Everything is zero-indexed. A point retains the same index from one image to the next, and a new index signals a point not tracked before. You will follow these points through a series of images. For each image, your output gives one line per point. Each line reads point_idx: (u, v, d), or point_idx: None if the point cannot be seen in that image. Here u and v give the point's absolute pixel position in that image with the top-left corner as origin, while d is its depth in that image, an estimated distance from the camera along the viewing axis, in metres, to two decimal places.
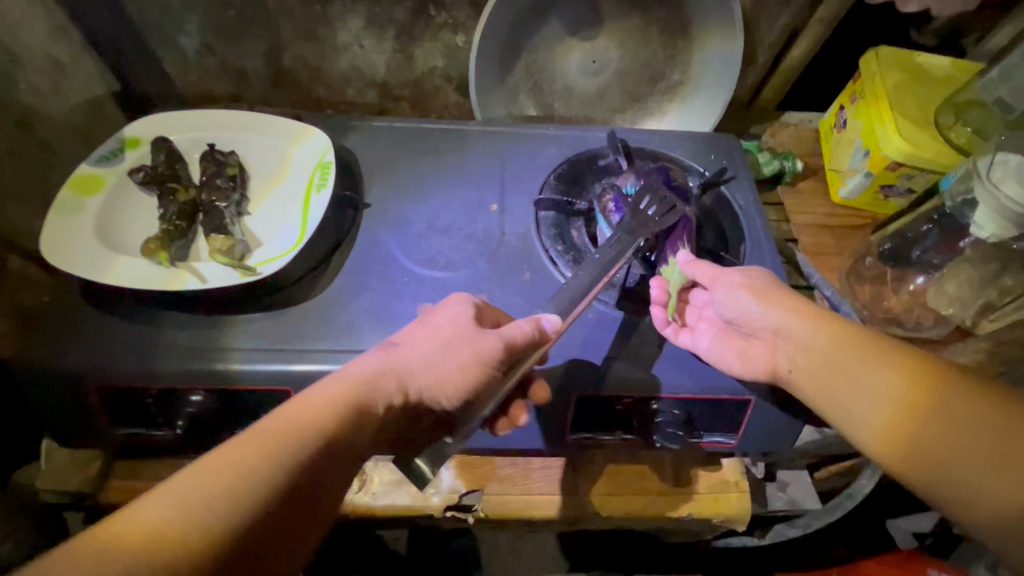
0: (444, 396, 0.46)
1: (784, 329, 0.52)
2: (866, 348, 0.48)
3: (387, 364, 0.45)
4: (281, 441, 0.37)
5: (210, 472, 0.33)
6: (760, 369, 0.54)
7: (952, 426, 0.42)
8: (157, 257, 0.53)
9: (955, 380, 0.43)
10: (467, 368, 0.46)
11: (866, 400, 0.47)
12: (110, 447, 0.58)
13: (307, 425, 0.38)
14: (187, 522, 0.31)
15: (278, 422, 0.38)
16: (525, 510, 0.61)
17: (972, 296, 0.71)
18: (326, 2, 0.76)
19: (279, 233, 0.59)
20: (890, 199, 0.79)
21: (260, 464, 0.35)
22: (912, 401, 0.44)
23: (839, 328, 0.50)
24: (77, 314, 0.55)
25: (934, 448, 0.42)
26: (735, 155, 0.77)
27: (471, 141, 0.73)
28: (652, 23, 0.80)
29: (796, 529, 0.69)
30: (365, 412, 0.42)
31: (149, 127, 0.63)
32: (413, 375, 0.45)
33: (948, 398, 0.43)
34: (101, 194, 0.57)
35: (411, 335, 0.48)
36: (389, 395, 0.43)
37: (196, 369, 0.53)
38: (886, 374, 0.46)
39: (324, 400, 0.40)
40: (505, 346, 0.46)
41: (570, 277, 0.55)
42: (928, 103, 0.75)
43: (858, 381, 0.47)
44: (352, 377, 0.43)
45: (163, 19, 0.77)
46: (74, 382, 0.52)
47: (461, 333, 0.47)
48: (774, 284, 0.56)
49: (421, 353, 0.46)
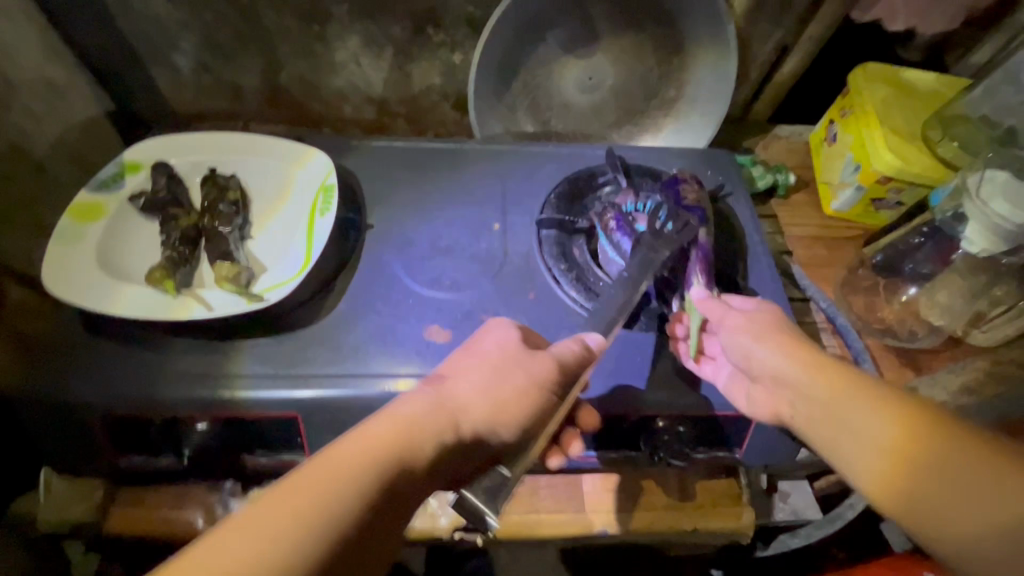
0: (500, 425, 0.45)
1: (782, 376, 0.50)
2: (855, 391, 0.45)
3: (438, 400, 0.44)
4: (351, 474, 0.37)
5: (274, 508, 0.34)
6: (764, 412, 0.53)
7: (946, 473, 0.39)
8: (164, 287, 0.55)
9: (947, 424, 0.41)
10: (523, 393, 0.47)
11: (857, 447, 0.44)
12: (114, 476, 0.57)
13: (373, 460, 0.38)
14: (250, 559, 0.31)
15: (344, 454, 0.38)
16: (533, 529, 0.62)
17: (962, 306, 0.73)
18: (324, 22, 0.76)
19: (284, 258, 0.60)
20: (880, 211, 0.81)
21: (336, 498, 0.35)
22: (905, 446, 0.41)
23: (830, 369, 0.48)
24: (76, 342, 0.54)
25: (928, 496, 0.39)
26: (731, 171, 0.78)
27: (471, 159, 0.74)
28: (647, 41, 0.81)
29: (799, 540, 0.70)
30: (417, 452, 0.41)
31: (150, 151, 0.65)
32: (464, 411, 0.45)
33: (940, 443, 0.40)
34: (102, 223, 0.59)
35: (460, 364, 0.48)
36: (443, 432, 0.42)
37: (200, 397, 0.52)
38: (876, 417, 0.43)
39: (384, 434, 0.40)
40: (558, 365, 0.48)
41: (605, 295, 0.57)
42: (915, 118, 0.77)
43: (849, 426, 0.45)
44: (400, 418, 0.42)
45: (158, 39, 0.76)
46: (77, 412, 0.52)
47: (511, 357, 0.48)
48: (775, 324, 0.54)
49: (469, 385, 0.46)
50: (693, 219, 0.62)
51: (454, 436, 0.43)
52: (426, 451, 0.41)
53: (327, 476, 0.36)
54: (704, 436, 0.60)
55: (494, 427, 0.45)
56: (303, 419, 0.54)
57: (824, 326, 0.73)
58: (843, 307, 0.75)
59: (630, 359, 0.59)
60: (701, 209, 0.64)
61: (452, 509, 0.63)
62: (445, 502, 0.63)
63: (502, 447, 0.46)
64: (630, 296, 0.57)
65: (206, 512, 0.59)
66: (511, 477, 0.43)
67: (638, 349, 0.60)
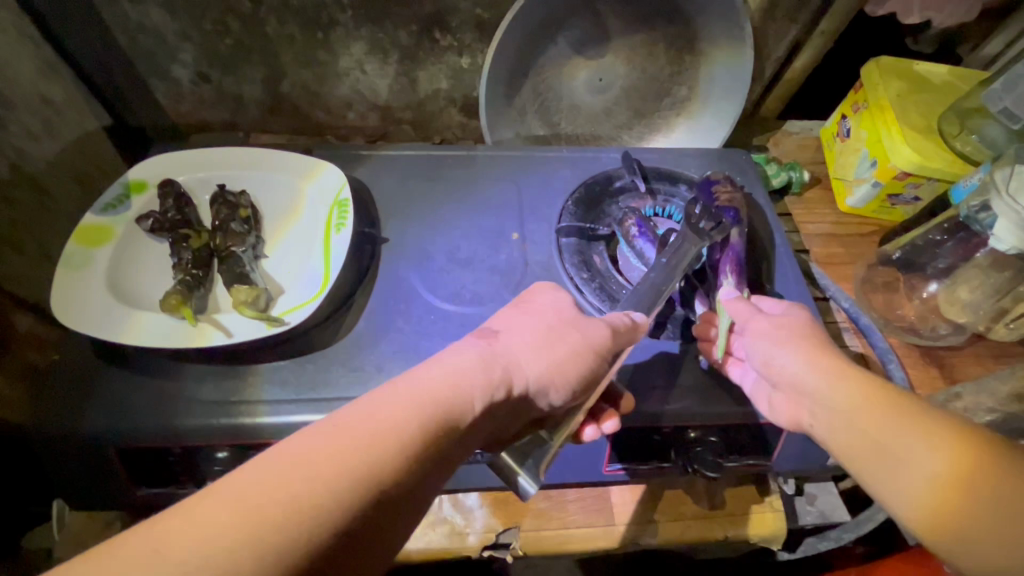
0: (553, 386, 0.44)
1: (806, 386, 0.47)
2: (897, 412, 0.42)
3: (488, 353, 0.42)
4: (403, 420, 0.35)
5: (312, 447, 0.32)
6: (786, 420, 0.50)
7: (994, 511, 0.37)
8: (180, 312, 0.53)
9: (1003, 460, 0.37)
10: (576, 355, 0.45)
11: (893, 470, 0.40)
12: (130, 508, 0.55)
13: (425, 409, 0.36)
14: (280, 493, 0.30)
15: (399, 398, 0.36)
16: (562, 544, 0.61)
17: (984, 302, 0.72)
18: (328, 29, 0.74)
19: (301, 278, 0.59)
20: (897, 207, 0.79)
21: (387, 440, 0.34)
22: (954, 479, 0.38)
23: (865, 382, 0.44)
24: (89, 371, 0.52)
25: (967, 531, 0.37)
26: (749, 171, 0.77)
27: (484, 166, 0.72)
28: (659, 40, 0.80)
29: (829, 543, 0.68)
30: (467, 406, 0.38)
31: (156, 169, 0.63)
32: (518, 365, 0.43)
33: (993, 479, 0.37)
34: (109, 247, 0.57)
35: (512, 320, 0.47)
36: (494, 386, 0.40)
37: (221, 424, 0.50)
38: (922, 442, 0.40)
39: (434, 384, 0.38)
40: (611, 332, 0.47)
41: (642, 277, 0.57)
42: (932, 113, 0.76)
43: (886, 448, 0.41)
44: (451, 368, 0.40)
45: (156, 50, 0.73)
46: (92, 445, 0.50)
47: (565, 320, 0.47)
48: (803, 330, 0.51)
49: (522, 343, 0.44)
50: (727, 221, 0.62)
51: (505, 392, 0.41)
52: (476, 403, 0.39)
53: (377, 421, 0.34)
54: (737, 445, 0.58)
55: (545, 388, 0.43)
56: None
57: (846, 326, 0.72)
58: (865, 306, 0.74)
59: (666, 357, 0.59)
60: (734, 211, 0.63)
61: (481, 528, 0.61)
62: (473, 520, 0.61)
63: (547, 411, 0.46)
64: (673, 276, 0.57)
65: None
66: (549, 440, 0.45)
67: (667, 359, 0.59)
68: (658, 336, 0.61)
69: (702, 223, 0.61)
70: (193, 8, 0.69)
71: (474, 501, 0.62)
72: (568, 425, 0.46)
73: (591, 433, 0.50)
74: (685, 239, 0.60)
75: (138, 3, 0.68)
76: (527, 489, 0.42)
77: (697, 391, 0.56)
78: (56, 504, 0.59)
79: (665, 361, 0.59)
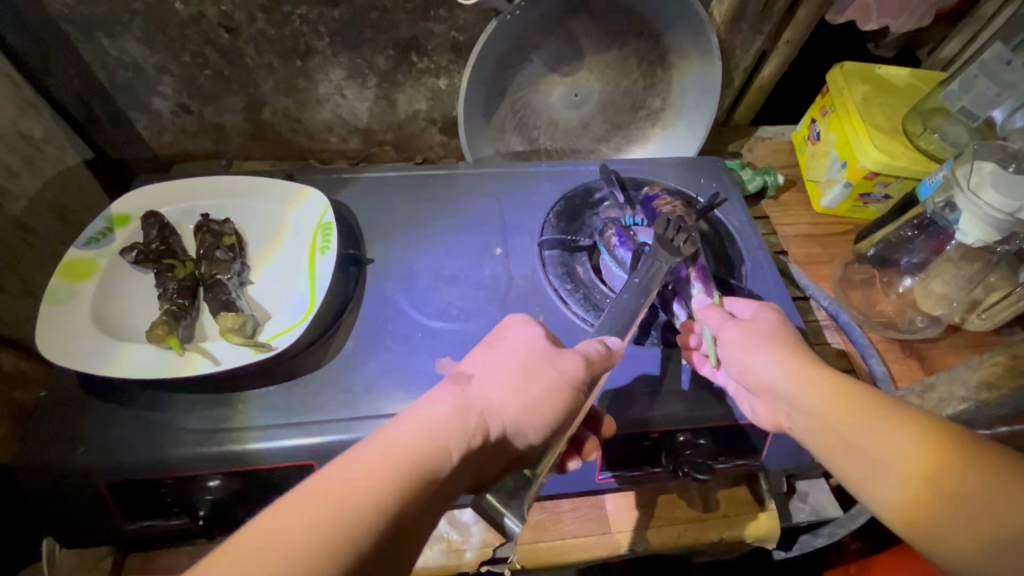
0: (530, 426, 0.44)
1: (780, 394, 0.48)
2: (868, 409, 0.43)
3: (463, 402, 0.42)
4: (375, 480, 0.35)
5: (301, 509, 0.33)
6: (767, 422, 0.52)
7: (964, 503, 0.37)
8: (167, 342, 0.53)
9: (972, 452, 0.38)
10: (551, 391, 0.45)
11: (868, 468, 0.42)
12: (123, 544, 0.55)
13: (400, 466, 0.36)
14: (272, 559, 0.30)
15: (369, 460, 0.36)
16: (559, 555, 0.61)
17: (958, 293, 0.74)
18: (306, 57, 0.75)
19: (288, 303, 0.59)
20: (869, 205, 0.81)
21: (360, 504, 0.34)
22: (923, 469, 0.39)
23: (838, 384, 0.45)
24: (75, 406, 0.52)
25: (937, 522, 0.38)
26: (724, 178, 0.79)
27: (465, 184, 0.74)
28: (631, 55, 0.82)
29: (823, 538, 0.71)
30: (443, 458, 0.38)
31: (140, 202, 0.64)
32: (492, 409, 0.43)
33: (958, 467, 0.38)
34: (94, 280, 0.57)
35: (484, 363, 0.47)
36: (470, 434, 0.40)
37: (210, 453, 0.50)
38: (893, 434, 0.41)
39: (407, 442, 0.38)
40: (584, 363, 0.48)
41: (615, 298, 0.57)
42: (895, 114, 0.79)
43: (860, 446, 0.42)
44: (425, 421, 0.39)
45: (136, 84, 0.74)
46: (80, 482, 0.49)
47: (537, 356, 0.47)
48: (773, 334, 0.51)
49: (495, 385, 0.44)
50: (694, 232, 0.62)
51: (482, 438, 0.41)
52: (453, 455, 0.39)
53: (352, 484, 0.34)
54: (726, 446, 0.59)
55: (521, 428, 0.43)
56: (319, 466, 0.52)
57: (827, 323, 0.74)
58: (844, 303, 0.76)
59: (650, 366, 0.60)
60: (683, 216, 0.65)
61: (477, 542, 0.61)
62: (470, 535, 0.61)
63: (527, 450, 0.44)
64: (644, 296, 0.57)
65: None
66: (533, 477, 0.43)
67: (654, 362, 0.60)
68: (642, 343, 0.62)
69: (667, 237, 0.61)
70: (171, 42, 0.71)
71: (469, 517, 0.62)
72: (549, 459, 0.45)
73: (576, 463, 0.54)
74: (655, 253, 0.59)
75: (116, 39, 0.69)
76: (514, 529, 0.40)
77: (685, 392, 0.58)
78: (46, 543, 0.58)
79: (646, 369, 0.60)
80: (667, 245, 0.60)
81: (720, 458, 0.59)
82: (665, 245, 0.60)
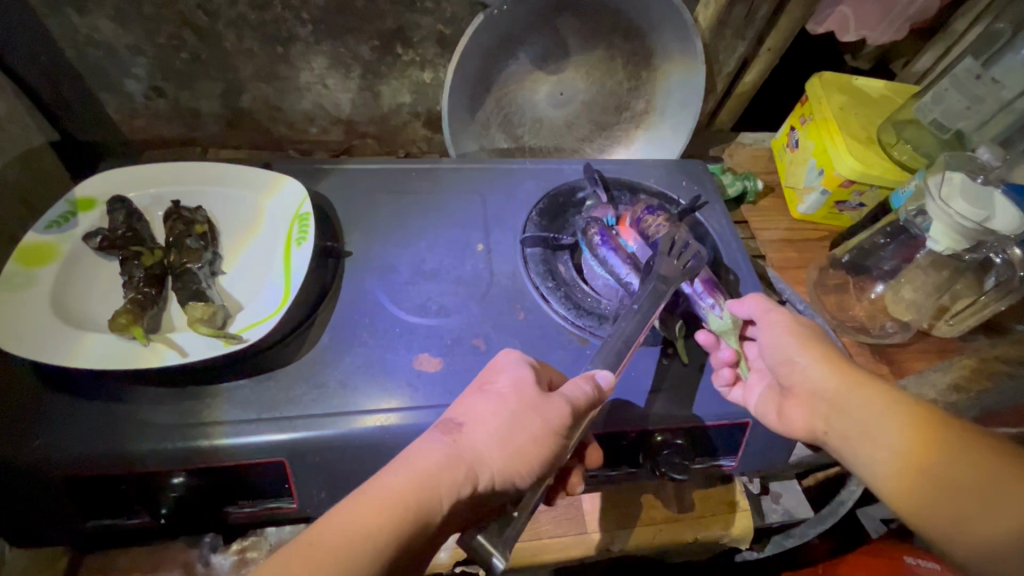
0: (516, 475, 0.43)
1: (822, 393, 0.50)
2: (896, 408, 0.46)
3: (454, 451, 0.42)
4: (374, 529, 0.37)
5: (314, 552, 0.35)
6: (794, 427, 0.53)
7: (980, 492, 0.40)
8: (131, 332, 0.51)
9: (980, 450, 0.41)
10: (537, 439, 0.44)
11: (887, 460, 0.45)
12: (81, 542, 0.53)
13: (392, 515, 0.38)
14: None
15: (364, 507, 0.37)
16: (535, 555, 0.60)
17: (926, 300, 0.76)
18: (288, 44, 0.74)
19: (260, 294, 0.57)
20: (845, 212, 0.83)
21: (357, 553, 0.36)
22: (937, 464, 0.42)
23: (872, 386, 0.48)
24: (31, 397, 0.50)
25: (953, 509, 0.41)
26: (705, 181, 0.79)
27: (447, 180, 0.73)
28: (616, 56, 0.82)
29: (794, 539, 0.71)
30: (432, 507, 0.39)
31: (105, 186, 0.62)
32: (482, 462, 0.42)
33: (965, 455, 0.41)
34: (54, 265, 0.55)
35: (473, 408, 0.45)
36: (459, 485, 0.40)
37: (175, 448, 0.48)
38: (910, 433, 0.44)
39: (399, 489, 0.39)
40: (571, 410, 0.45)
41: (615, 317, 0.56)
42: (870, 124, 0.81)
43: (883, 442, 0.45)
44: (418, 471, 0.40)
45: (107, 63, 0.72)
46: (35, 478, 0.47)
47: (526, 401, 0.45)
48: (816, 333, 0.55)
49: (487, 433, 0.43)
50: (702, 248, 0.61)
51: (471, 489, 0.41)
52: (442, 504, 0.40)
53: (349, 534, 0.36)
54: (701, 446, 0.59)
55: (510, 477, 0.43)
56: (290, 463, 0.50)
57: None
58: (820, 307, 0.77)
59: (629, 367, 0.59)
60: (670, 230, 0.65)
61: (452, 542, 0.59)
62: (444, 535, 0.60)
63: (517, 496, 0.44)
64: (639, 310, 0.56)
65: (185, 570, 0.56)
66: (517, 517, 0.44)
67: (634, 364, 0.60)
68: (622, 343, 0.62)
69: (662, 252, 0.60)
70: (146, 21, 0.68)
71: None
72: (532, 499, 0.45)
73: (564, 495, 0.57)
74: (652, 274, 0.59)
75: (87, 16, 0.67)
76: (499, 566, 0.41)
77: (662, 392, 0.58)
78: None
79: (628, 371, 0.59)
80: (659, 259, 0.60)
81: (698, 457, 0.59)
82: (657, 261, 0.60)
